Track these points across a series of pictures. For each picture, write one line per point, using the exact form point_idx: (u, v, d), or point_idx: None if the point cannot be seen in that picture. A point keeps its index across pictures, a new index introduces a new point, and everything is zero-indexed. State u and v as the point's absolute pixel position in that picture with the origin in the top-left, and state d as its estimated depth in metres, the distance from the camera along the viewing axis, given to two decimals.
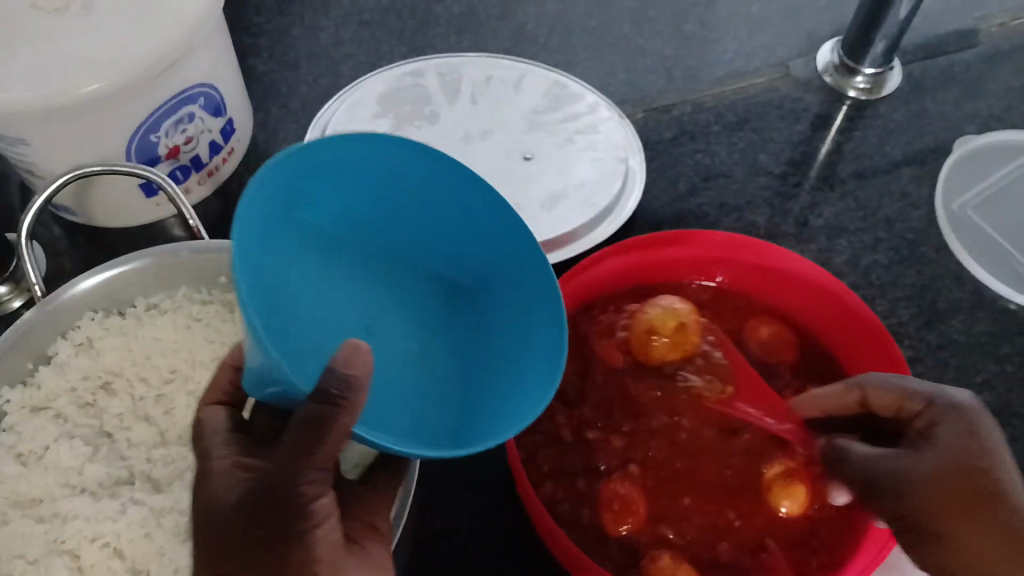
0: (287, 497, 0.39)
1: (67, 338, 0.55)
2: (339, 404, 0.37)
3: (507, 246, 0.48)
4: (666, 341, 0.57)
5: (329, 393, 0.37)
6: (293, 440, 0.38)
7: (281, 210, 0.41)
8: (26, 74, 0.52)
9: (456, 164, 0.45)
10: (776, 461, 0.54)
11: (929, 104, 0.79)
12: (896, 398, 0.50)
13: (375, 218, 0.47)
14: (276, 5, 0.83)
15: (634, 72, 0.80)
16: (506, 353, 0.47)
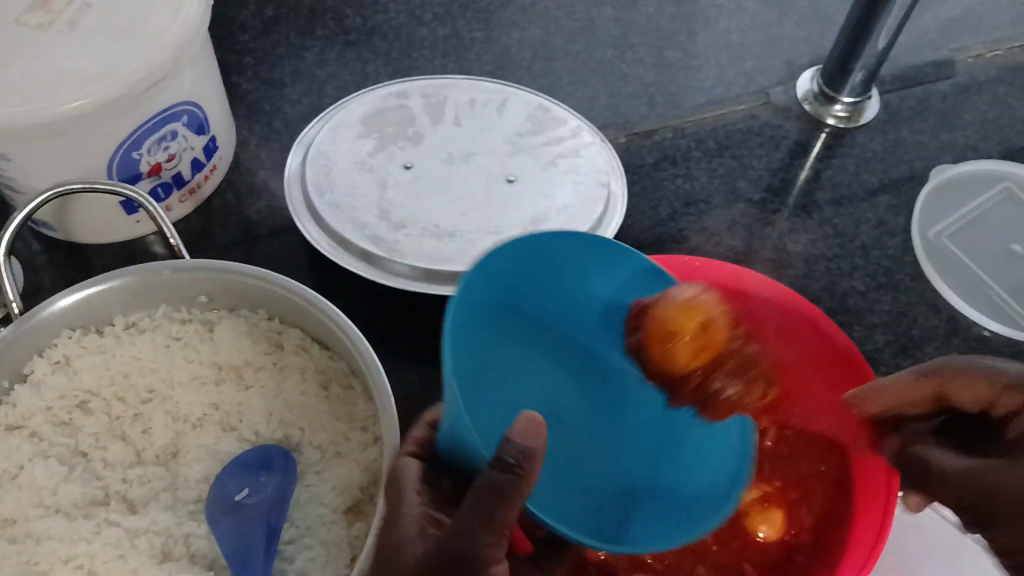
0: (466, 559, 0.37)
1: (44, 356, 0.54)
2: (516, 472, 0.37)
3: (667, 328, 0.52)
4: (690, 344, 0.51)
5: (505, 462, 0.37)
6: (476, 502, 0.37)
7: (469, 323, 0.47)
8: (12, 92, 0.52)
9: (607, 246, 0.51)
10: (755, 487, 0.57)
11: (906, 133, 0.80)
12: (988, 392, 0.47)
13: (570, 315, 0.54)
14: (261, 25, 0.83)
15: (617, 97, 0.81)
16: (677, 466, 0.54)
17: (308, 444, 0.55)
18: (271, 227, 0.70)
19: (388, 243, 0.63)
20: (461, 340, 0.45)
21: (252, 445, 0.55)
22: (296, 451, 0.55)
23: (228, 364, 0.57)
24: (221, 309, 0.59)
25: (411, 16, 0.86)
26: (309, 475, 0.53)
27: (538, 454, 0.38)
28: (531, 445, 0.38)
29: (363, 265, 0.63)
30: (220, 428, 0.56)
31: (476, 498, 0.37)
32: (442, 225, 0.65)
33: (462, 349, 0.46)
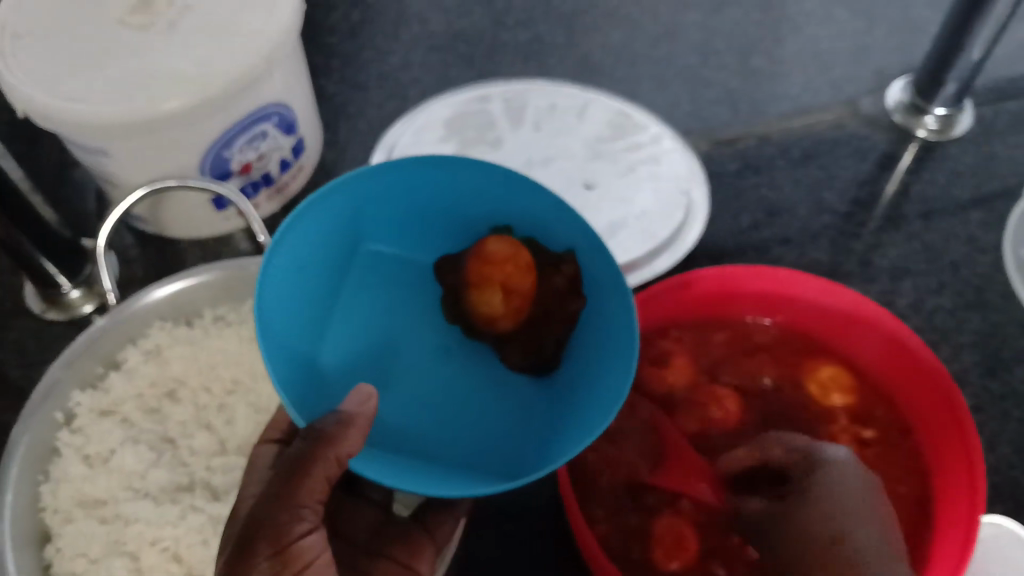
0: (271, 529, 0.39)
1: (137, 345, 0.57)
2: (320, 436, 0.40)
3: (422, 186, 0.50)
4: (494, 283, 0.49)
5: (316, 428, 0.40)
6: (287, 473, 0.40)
7: (323, 252, 0.49)
8: (113, 90, 0.54)
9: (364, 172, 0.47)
10: None
11: (1001, 146, 0.78)
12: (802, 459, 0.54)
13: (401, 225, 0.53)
14: (349, 28, 0.85)
15: (699, 104, 0.80)
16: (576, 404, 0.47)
17: None
18: None
19: None
20: (301, 263, 0.46)
21: None
22: None
23: None
24: None
25: (494, 21, 0.86)
26: None
27: (356, 420, 0.40)
28: (346, 414, 0.41)
29: None
30: None
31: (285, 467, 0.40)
32: None
33: (314, 280, 0.48)
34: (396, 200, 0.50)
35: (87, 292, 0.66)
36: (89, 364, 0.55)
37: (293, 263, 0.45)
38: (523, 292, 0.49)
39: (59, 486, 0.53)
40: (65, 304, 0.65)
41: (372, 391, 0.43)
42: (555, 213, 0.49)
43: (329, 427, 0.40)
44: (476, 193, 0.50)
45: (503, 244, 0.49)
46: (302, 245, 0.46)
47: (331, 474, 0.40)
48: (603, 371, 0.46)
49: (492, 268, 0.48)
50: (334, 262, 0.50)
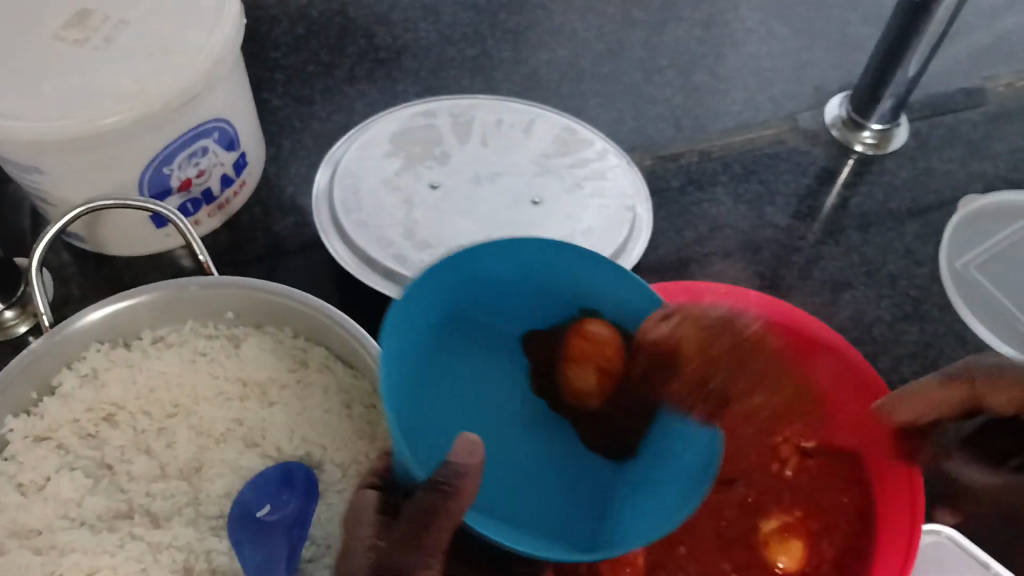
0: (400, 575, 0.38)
1: (73, 368, 0.55)
2: (444, 489, 0.37)
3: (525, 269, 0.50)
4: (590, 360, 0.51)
5: (437, 481, 0.38)
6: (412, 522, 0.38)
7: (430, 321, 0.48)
8: (45, 107, 0.53)
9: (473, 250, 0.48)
10: (774, 517, 0.56)
11: (935, 161, 0.80)
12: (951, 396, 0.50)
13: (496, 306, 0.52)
14: (293, 43, 0.84)
15: (643, 120, 0.81)
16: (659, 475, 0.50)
17: (329, 462, 0.55)
18: (300, 242, 0.71)
19: (414, 264, 0.64)
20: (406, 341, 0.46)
21: (274, 461, 0.55)
22: (316, 468, 0.55)
23: (254, 381, 0.57)
24: (246, 325, 0.59)
25: (440, 36, 0.86)
26: (331, 494, 0.53)
27: (470, 470, 0.38)
28: (457, 461, 0.38)
29: (387, 284, 0.64)
30: (244, 443, 0.56)
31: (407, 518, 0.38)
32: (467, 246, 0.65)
33: (419, 350, 0.48)
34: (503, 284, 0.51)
35: (20, 312, 0.64)
36: (22, 389, 0.53)
37: (404, 335, 0.45)
38: (613, 375, 0.52)
39: None
40: None
41: (474, 437, 0.40)
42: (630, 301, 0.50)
43: (447, 477, 0.38)
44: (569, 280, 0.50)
45: (604, 327, 0.51)
46: (407, 321, 0.46)
47: (453, 525, 0.38)
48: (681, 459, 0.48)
49: (589, 345, 0.51)
50: (438, 334, 0.50)
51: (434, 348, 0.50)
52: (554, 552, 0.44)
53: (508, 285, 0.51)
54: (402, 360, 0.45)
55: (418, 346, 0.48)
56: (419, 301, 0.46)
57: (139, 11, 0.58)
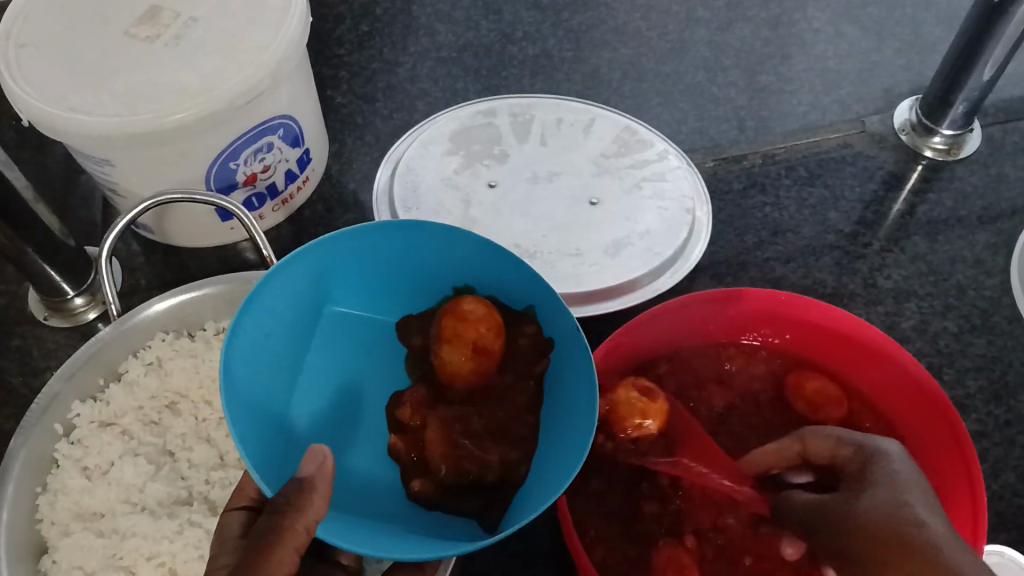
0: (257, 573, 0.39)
1: (139, 357, 0.57)
2: (283, 507, 0.39)
3: (407, 239, 0.50)
4: (466, 350, 0.48)
5: (280, 500, 0.39)
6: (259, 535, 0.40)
7: (292, 307, 0.49)
8: (117, 101, 0.55)
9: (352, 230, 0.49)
10: None
11: (1009, 168, 0.77)
12: (834, 444, 0.51)
13: (333, 271, 0.51)
14: (358, 40, 0.85)
15: (705, 121, 0.80)
16: (544, 482, 0.44)
17: None
18: None
19: None
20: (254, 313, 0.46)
21: None
22: None
23: None
24: None
25: (503, 34, 0.87)
26: None
27: (318, 484, 0.40)
28: (306, 476, 0.40)
29: None
30: None
31: (254, 539, 0.40)
32: (524, 246, 0.65)
33: (280, 334, 0.48)
34: (342, 266, 0.51)
35: (91, 299, 0.66)
36: (89, 375, 0.55)
37: (261, 323, 0.47)
38: (491, 354, 0.49)
39: (56, 498, 0.52)
40: (68, 311, 0.66)
41: (326, 453, 0.41)
42: (517, 277, 0.49)
43: (294, 496, 0.39)
44: (464, 258, 0.50)
45: (478, 305, 0.49)
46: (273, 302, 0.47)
47: (299, 542, 0.39)
48: (573, 423, 0.45)
49: (463, 323, 0.48)
50: (300, 318, 0.50)
51: (300, 340, 0.51)
52: (420, 542, 0.42)
53: (392, 262, 0.52)
54: (267, 335, 0.47)
55: (275, 325, 0.48)
56: (294, 278, 0.48)
57: (208, 10, 0.60)
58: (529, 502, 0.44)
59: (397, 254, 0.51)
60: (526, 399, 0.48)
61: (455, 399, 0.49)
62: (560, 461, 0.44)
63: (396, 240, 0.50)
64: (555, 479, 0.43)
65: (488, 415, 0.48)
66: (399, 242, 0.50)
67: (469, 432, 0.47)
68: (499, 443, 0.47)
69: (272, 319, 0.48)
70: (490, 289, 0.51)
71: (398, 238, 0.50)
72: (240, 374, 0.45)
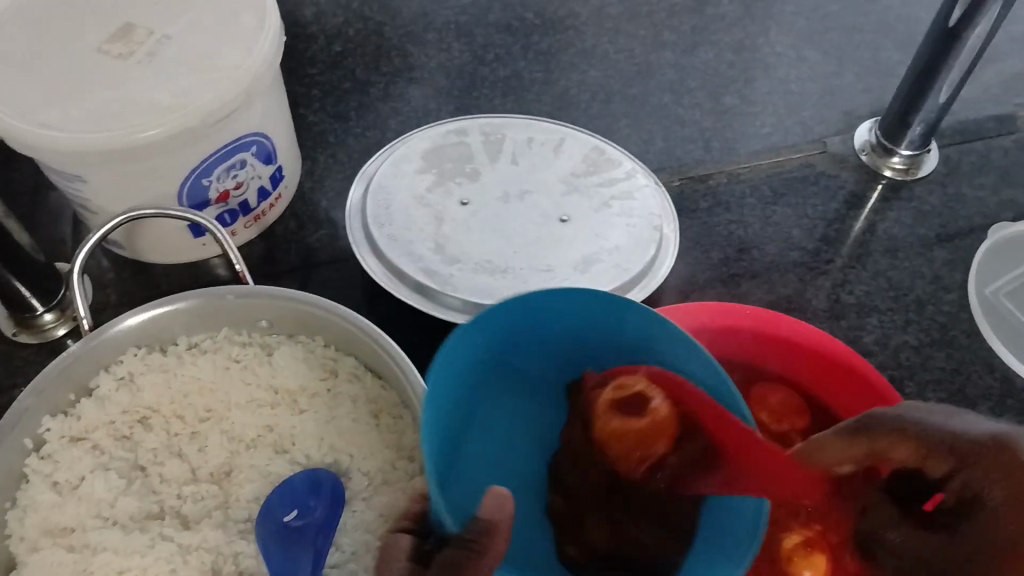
0: None
1: (110, 371, 0.57)
2: (472, 547, 0.36)
3: (608, 309, 0.45)
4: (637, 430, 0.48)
5: (462, 540, 0.36)
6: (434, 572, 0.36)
7: (472, 360, 0.43)
8: (91, 117, 0.55)
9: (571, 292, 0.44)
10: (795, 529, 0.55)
11: (965, 188, 0.80)
12: (885, 451, 0.43)
13: (511, 328, 0.44)
14: (330, 60, 0.86)
15: (672, 141, 0.82)
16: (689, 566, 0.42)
17: (356, 470, 0.55)
18: (331, 254, 0.72)
19: (441, 277, 0.65)
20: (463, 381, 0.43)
21: (303, 468, 0.56)
22: (343, 476, 0.55)
23: (285, 389, 0.59)
24: (280, 334, 0.61)
25: (474, 56, 0.88)
26: (356, 502, 0.54)
27: (498, 530, 0.36)
28: (490, 520, 0.36)
29: (414, 296, 0.65)
30: (274, 449, 0.57)
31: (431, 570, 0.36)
32: (495, 262, 0.66)
33: (464, 388, 0.43)
34: (534, 322, 0.45)
35: (59, 316, 0.66)
36: (60, 390, 0.54)
37: (447, 380, 0.40)
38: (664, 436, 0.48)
39: (25, 513, 0.52)
40: (37, 327, 0.65)
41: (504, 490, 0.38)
42: (688, 360, 0.45)
43: (478, 536, 0.36)
44: (637, 329, 0.46)
45: (637, 378, 0.47)
46: (453, 363, 0.41)
47: None
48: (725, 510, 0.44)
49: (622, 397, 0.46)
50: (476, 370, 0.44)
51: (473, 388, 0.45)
52: None
53: (550, 335, 0.47)
54: (453, 391, 0.42)
55: (457, 382, 0.42)
56: (484, 332, 0.43)
57: (182, 28, 0.60)
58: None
59: (586, 322, 0.46)
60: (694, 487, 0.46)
61: (611, 467, 0.48)
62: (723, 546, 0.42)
63: (597, 308, 0.45)
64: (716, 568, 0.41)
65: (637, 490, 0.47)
66: (664, 345, 0.46)
67: (623, 506, 0.47)
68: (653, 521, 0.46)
69: (459, 375, 0.42)
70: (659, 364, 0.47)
71: (600, 311, 0.45)
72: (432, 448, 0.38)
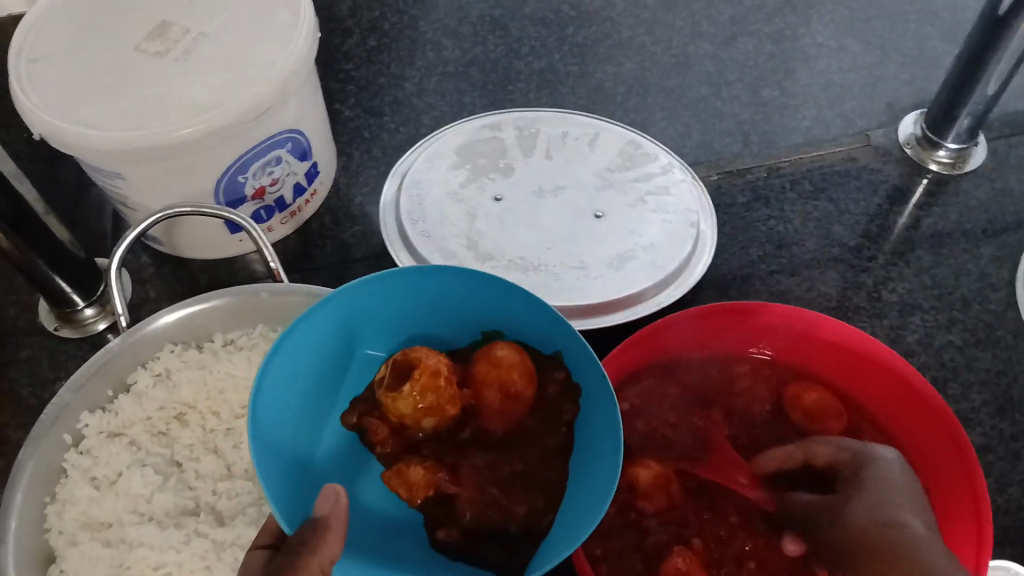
0: None
1: (147, 368, 0.57)
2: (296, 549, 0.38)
3: (449, 284, 0.50)
4: (499, 396, 0.48)
5: (295, 542, 0.38)
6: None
7: (318, 358, 0.50)
8: (129, 116, 0.55)
9: (394, 274, 0.49)
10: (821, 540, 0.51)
11: (1014, 182, 0.78)
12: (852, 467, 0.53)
13: (359, 315, 0.50)
14: (365, 54, 0.86)
15: (710, 135, 0.81)
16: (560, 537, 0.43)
17: None
18: (366, 250, 0.72)
19: None
20: (301, 371, 0.48)
21: None
22: None
23: None
24: None
25: (509, 49, 0.87)
26: None
27: (331, 524, 0.39)
28: (319, 517, 0.39)
29: None
30: None
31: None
32: (528, 258, 0.66)
33: (308, 379, 0.49)
34: (366, 318, 0.51)
35: (100, 310, 0.67)
36: (97, 387, 0.55)
37: (291, 371, 0.47)
38: (522, 400, 0.49)
39: (64, 508, 0.53)
40: (78, 322, 0.66)
41: (340, 489, 0.40)
42: (536, 320, 0.49)
43: (304, 538, 0.38)
44: (468, 298, 0.50)
45: (509, 350, 0.49)
46: (297, 353, 0.47)
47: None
48: (591, 472, 0.45)
49: (496, 370, 0.48)
50: (327, 367, 0.51)
51: (311, 387, 0.50)
52: None
53: (414, 311, 0.51)
54: (283, 388, 0.47)
55: (286, 385, 0.47)
56: (315, 334, 0.48)
57: (219, 26, 0.60)
58: (554, 547, 0.43)
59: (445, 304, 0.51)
60: (553, 443, 0.49)
61: (489, 444, 0.49)
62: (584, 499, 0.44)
63: (446, 288, 0.50)
64: (585, 518, 0.43)
65: (516, 463, 0.48)
66: (522, 307, 0.49)
67: (495, 479, 0.47)
68: (525, 491, 0.47)
69: (291, 367, 0.47)
70: (519, 333, 0.51)
71: (448, 290, 0.50)
72: (268, 418, 0.45)
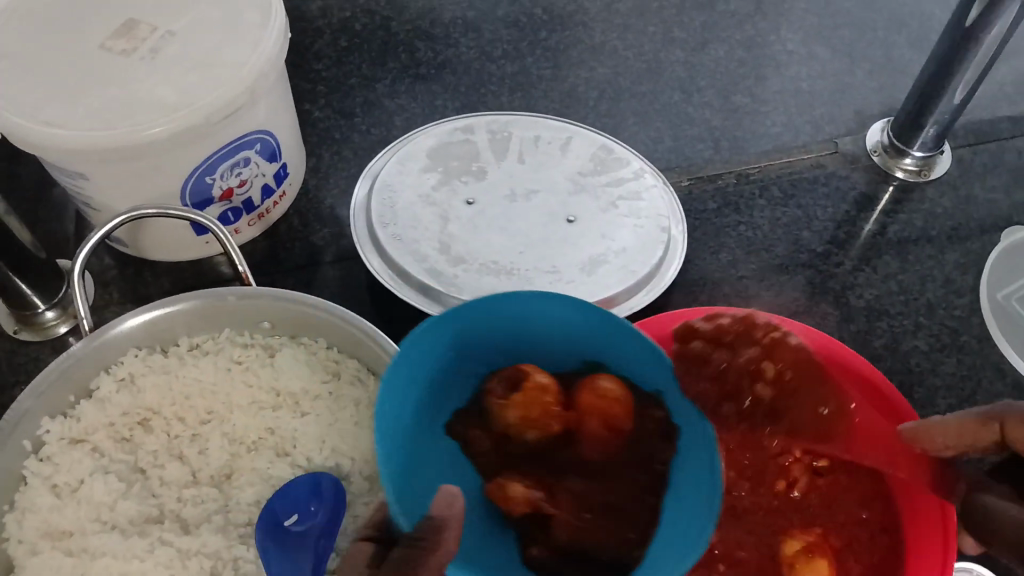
0: None
1: (110, 372, 0.56)
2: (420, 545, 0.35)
3: (568, 313, 0.48)
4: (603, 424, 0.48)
5: (413, 538, 0.36)
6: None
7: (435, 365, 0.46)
8: (94, 115, 0.54)
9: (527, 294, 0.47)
10: (793, 536, 0.54)
11: (977, 190, 0.79)
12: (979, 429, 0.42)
13: (478, 329, 0.48)
14: (335, 55, 0.85)
15: (681, 140, 0.81)
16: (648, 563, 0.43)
17: (358, 474, 0.55)
18: (335, 253, 0.71)
19: (447, 278, 0.64)
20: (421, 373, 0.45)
21: (304, 471, 0.55)
22: (344, 480, 0.55)
23: (286, 391, 0.58)
24: (282, 336, 0.60)
25: (481, 52, 0.87)
26: (358, 506, 0.54)
27: (449, 522, 0.36)
28: (440, 517, 0.36)
29: (418, 296, 0.64)
30: (274, 452, 0.56)
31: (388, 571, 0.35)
32: (500, 262, 0.65)
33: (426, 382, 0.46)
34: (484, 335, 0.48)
35: (61, 313, 0.66)
36: (58, 392, 0.54)
37: (412, 370, 0.44)
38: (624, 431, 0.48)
39: (24, 516, 0.52)
40: (39, 325, 0.65)
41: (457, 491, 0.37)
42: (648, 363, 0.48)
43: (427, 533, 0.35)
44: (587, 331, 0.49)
45: (614, 383, 0.48)
46: (420, 354, 0.45)
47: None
48: (686, 503, 0.45)
49: (602, 401, 0.47)
50: (442, 378, 0.47)
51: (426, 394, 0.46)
52: None
53: (524, 331, 0.49)
54: (406, 386, 0.44)
55: (408, 382, 0.44)
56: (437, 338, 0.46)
57: (187, 25, 0.60)
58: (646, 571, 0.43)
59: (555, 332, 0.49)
60: (649, 479, 0.47)
61: (587, 470, 0.48)
62: (683, 529, 0.44)
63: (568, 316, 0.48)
64: (675, 554, 0.43)
65: (609, 493, 0.47)
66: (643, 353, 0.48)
67: (589, 504, 0.46)
68: (617, 519, 0.46)
69: (412, 364, 0.44)
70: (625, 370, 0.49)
71: (565, 321, 0.48)
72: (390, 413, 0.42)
